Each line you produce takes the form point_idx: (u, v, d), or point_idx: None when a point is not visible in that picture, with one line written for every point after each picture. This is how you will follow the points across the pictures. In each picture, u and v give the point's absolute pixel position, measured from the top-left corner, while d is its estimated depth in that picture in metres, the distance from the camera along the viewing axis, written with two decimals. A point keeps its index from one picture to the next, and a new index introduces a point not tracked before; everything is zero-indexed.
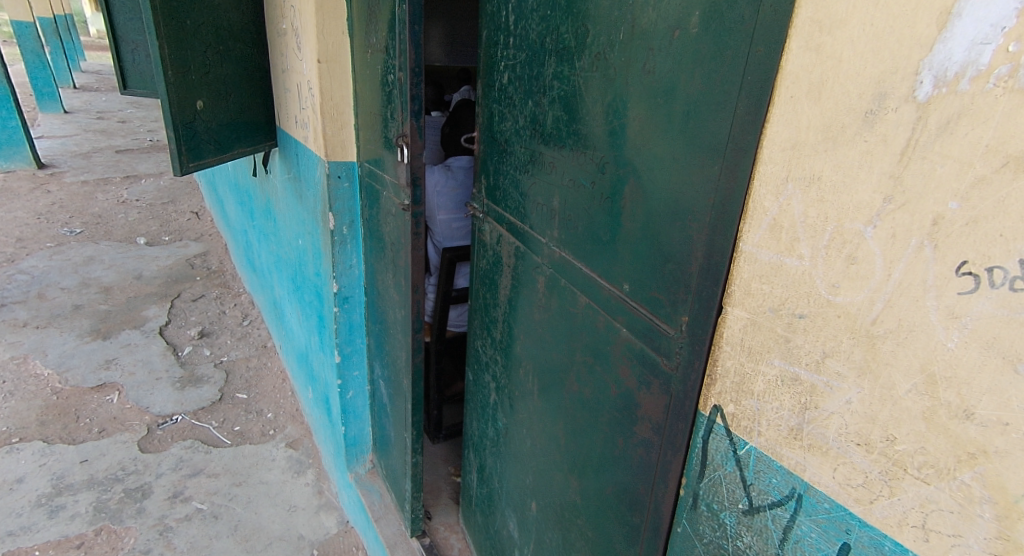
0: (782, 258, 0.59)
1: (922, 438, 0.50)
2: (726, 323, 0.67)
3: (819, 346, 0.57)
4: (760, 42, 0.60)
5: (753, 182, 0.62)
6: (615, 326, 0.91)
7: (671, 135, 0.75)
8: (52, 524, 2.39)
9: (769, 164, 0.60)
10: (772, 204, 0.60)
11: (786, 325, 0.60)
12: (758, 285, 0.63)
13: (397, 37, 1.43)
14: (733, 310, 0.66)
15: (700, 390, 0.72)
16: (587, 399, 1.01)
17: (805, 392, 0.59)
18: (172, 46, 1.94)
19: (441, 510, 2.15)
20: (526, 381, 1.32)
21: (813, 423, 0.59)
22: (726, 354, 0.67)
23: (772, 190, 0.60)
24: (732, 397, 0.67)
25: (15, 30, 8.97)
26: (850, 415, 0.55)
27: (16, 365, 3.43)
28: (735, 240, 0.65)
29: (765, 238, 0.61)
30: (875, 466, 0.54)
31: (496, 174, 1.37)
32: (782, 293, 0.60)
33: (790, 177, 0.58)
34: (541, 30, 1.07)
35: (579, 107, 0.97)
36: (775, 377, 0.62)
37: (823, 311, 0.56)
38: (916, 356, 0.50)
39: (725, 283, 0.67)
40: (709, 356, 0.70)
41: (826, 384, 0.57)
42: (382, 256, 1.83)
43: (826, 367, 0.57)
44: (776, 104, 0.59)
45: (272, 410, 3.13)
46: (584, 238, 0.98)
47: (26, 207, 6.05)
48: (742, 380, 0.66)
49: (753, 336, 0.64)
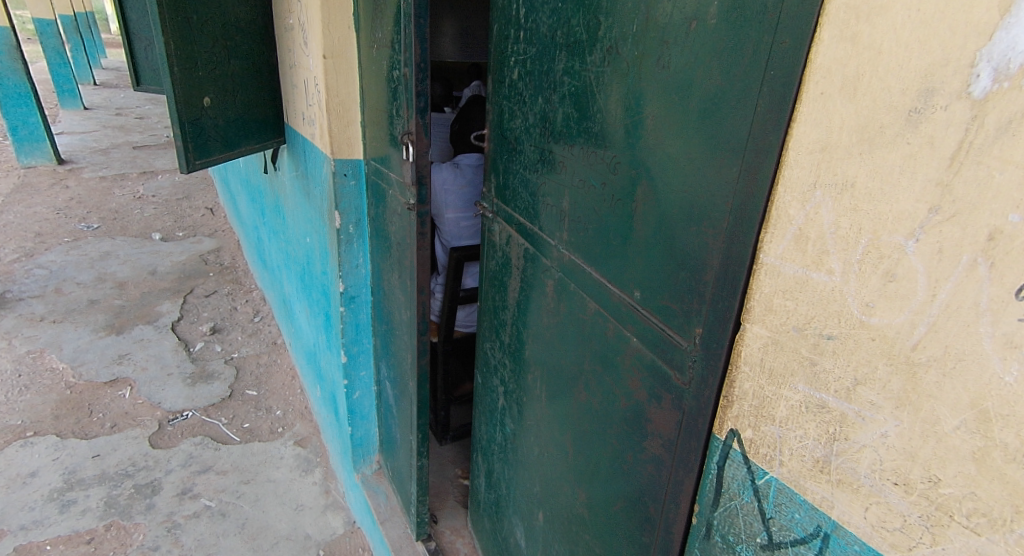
0: (808, 272, 0.55)
1: (971, 482, 0.45)
2: (745, 341, 0.62)
3: (850, 371, 0.52)
4: (784, 33, 0.55)
5: (776, 188, 0.57)
6: (626, 335, 0.86)
7: (686, 134, 0.70)
8: (63, 519, 2.39)
9: (794, 168, 0.55)
10: (798, 212, 0.55)
11: (810, 346, 0.55)
12: (780, 300, 0.58)
13: (402, 32, 1.39)
14: (752, 327, 0.61)
15: (715, 412, 0.68)
16: (595, 410, 0.97)
17: (834, 421, 0.54)
18: (177, 41, 1.92)
19: (448, 513, 2.12)
20: (534, 387, 1.27)
21: (843, 456, 0.54)
22: (745, 376, 0.63)
23: (797, 197, 0.55)
24: (750, 422, 0.63)
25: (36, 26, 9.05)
26: (886, 450, 0.50)
27: (33, 359, 3.46)
28: (756, 250, 0.60)
29: (789, 250, 0.56)
30: (914, 509, 0.49)
31: (505, 173, 1.34)
32: (807, 310, 0.55)
33: (819, 184, 0.53)
34: (552, 23, 1.02)
35: (591, 104, 0.93)
36: (798, 403, 0.57)
37: (855, 333, 0.51)
38: (966, 390, 0.45)
39: (743, 296, 0.62)
40: (724, 375, 0.65)
41: (858, 413, 0.52)
42: (388, 256, 1.80)
43: (857, 396, 0.52)
44: (802, 100, 0.54)
45: (281, 407, 3.11)
46: (594, 242, 0.94)
47: (45, 202, 6.10)
48: (761, 404, 0.61)
49: (774, 356, 0.59)
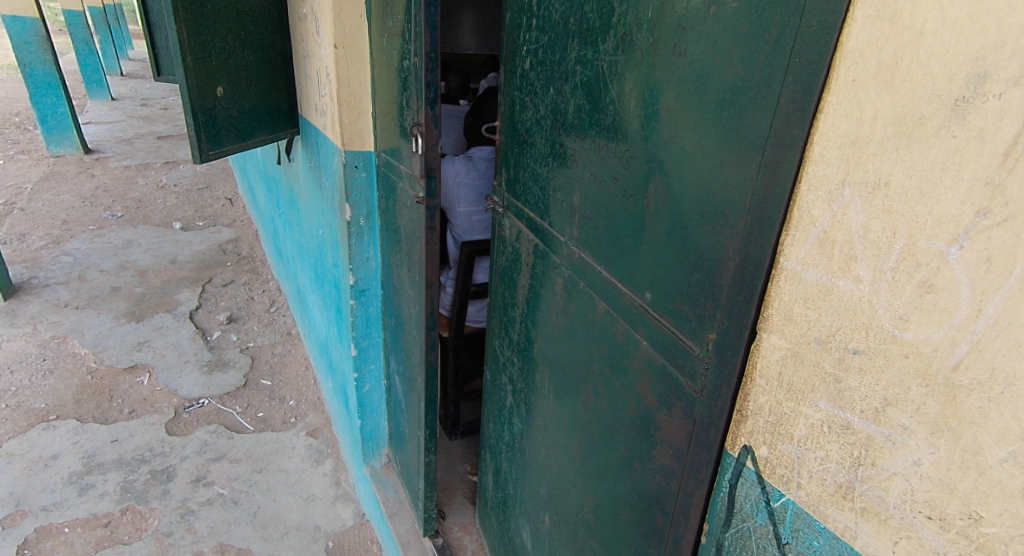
0: (833, 279, 0.50)
1: (1019, 521, 0.41)
2: (760, 351, 0.58)
3: (879, 390, 0.48)
4: (812, 15, 0.51)
5: (799, 186, 0.53)
6: (636, 338, 0.83)
7: (702, 127, 0.66)
8: (81, 502, 2.41)
9: (819, 164, 0.51)
10: (823, 213, 0.51)
11: (834, 360, 0.51)
12: (801, 309, 0.54)
13: (413, 20, 1.36)
14: (770, 337, 0.57)
15: (727, 426, 0.64)
16: (604, 414, 0.93)
17: (859, 444, 0.50)
18: (190, 31, 1.90)
19: (456, 510, 2.10)
20: (542, 387, 1.24)
21: (869, 483, 0.50)
22: (761, 389, 0.59)
23: (823, 197, 0.51)
24: (766, 439, 0.59)
25: (66, 17, 9.18)
26: (919, 480, 0.46)
27: (56, 344, 3.49)
28: (775, 253, 0.56)
29: (812, 254, 0.52)
30: (951, 547, 0.45)
31: (517, 166, 1.31)
32: (832, 320, 0.51)
33: (848, 182, 0.48)
34: (564, 10, 0.98)
35: (603, 95, 0.88)
36: (819, 422, 0.53)
37: (885, 348, 0.47)
38: (1014, 418, 0.40)
39: (760, 304, 0.58)
40: (739, 388, 0.61)
41: (887, 437, 0.48)
42: (398, 249, 1.77)
43: (888, 418, 0.48)
44: (831, 89, 0.50)
45: (294, 398, 3.11)
46: (605, 240, 0.91)
47: (71, 190, 6.18)
48: (779, 420, 0.57)
49: (793, 370, 0.55)
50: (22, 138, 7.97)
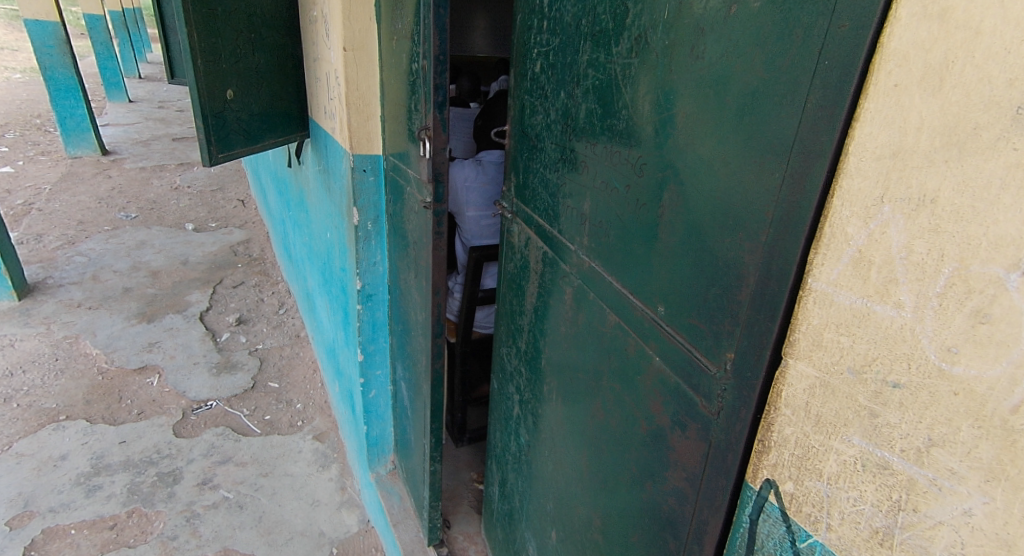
0: (870, 304, 0.47)
1: None
2: (786, 380, 0.54)
3: (922, 428, 0.44)
4: (844, 14, 0.48)
5: (831, 200, 0.49)
6: (648, 353, 0.79)
7: (721, 134, 0.62)
8: (88, 503, 2.40)
9: (855, 177, 0.47)
10: (858, 231, 0.47)
11: (870, 393, 0.48)
12: (832, 335, 0.50)
13: (422, 23, 1.33)
14: (796, 364, 0.53)
15: (749, 456, 0.60)
16: (613, 431, 0.90)
17: (898, 487, 0.46)
18: (201, 33, 1.88)
19: (461, 519, 2.06)
20: (549, 399, 1.21)
21: (910, 531, 0.46)
22: (786, 420, 0.55)
23: (858, 213, 0.47)
24: (791, 474, 0.55)
25: (86, 20, 9.29)
26: (969, 532, 0.43)
27: (68, 344, 3.50)
28: (803, 271, 0.52)
29: (845, 275, 0.48)
30: None
31: (526, 172, 1.29)
32: (867, 349, 0.47)
33: (887, 198, 0.45)
34: (576, 11, 0.96)
35: (616, 99, 0.85)
36: (852, 459, 0.50)
37: (930, 382, 0.43)
38: None
39: (786, 327, 0.54)
40: (763, 417, 0.58)
41: (932, 482, 0.44)
42: (406, 254, 1.74)
43: (932, 460, 0.44)
44: (869, 94, 0.46)
45: (301, 401, 3.09)
46: (616, 249, 0.88)
47: (87, 191, 6.23)
48: (805, 454, 0.54)
49: (822, 401, 0.52)
50: (42, 139, 8.06)
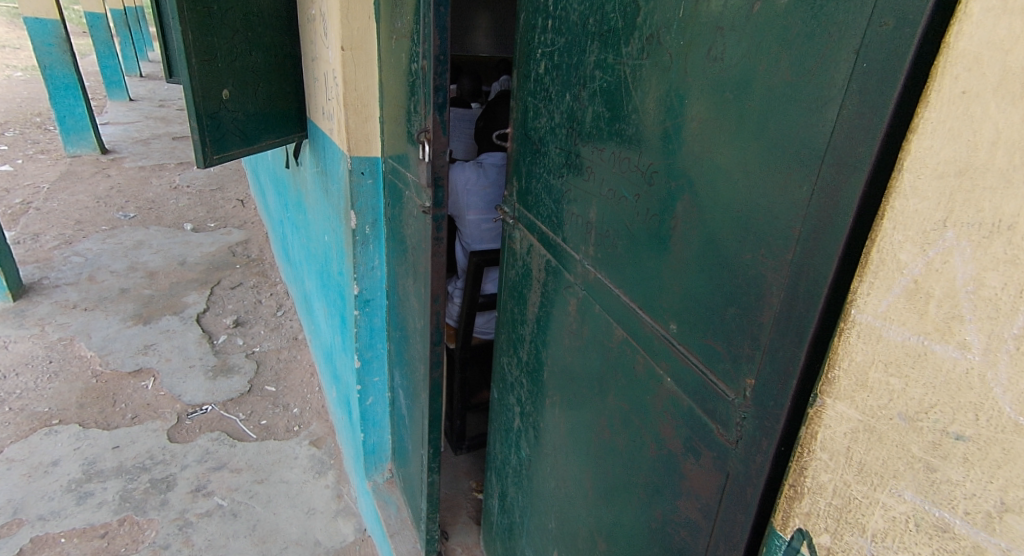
0: (928, 343, 0.42)
1: None
2: (823, 421, 0.50)
3: (992, 490, 0.40)
4: (887, 12, 0.43)
5: (880, 221, 0.44)
6: (659, 373, 0.75)
7: (741, 141, 0.58)
8: (79, 511, 2.35)
9: (912, 196, 0.42)
10: (913, 260, 0.42)
11: (926, 443, 0.43)
12: (881, 375, 0.45)
13: (422, 21, 1.29)
14: (835, 404, 0.49)
15: (777, 500, 0.56)
16: (620, 452, 0.85)
17: (960, 551, 0.42)
18: (196, 32, 1.84)
19: (460, 530, 2.01)
20: (552, 414, 1.16)
21: None
22: (823, 466, 0.50)
23: (915, 239, 0.42)
24: (829, 525, 0.51)
25: (87, 19, 9.26)
26: None
27: (63, 346, 3.46)
28: (845, 299, 0.47)
29: (897, 309, 0.43)
30: None
31: (528, 176, 1.25)
32: (923, 394, 0.43)
33: (951, 222, 0.40)
34: (584, 10, 0.91)
35: (625, 102, 0.81)
36: (903, 515, 0.45)
37: (1004, 437, 0.38)
38: None
39: (825, 362, 0.49)
40: (795, 460, 0.53)
41: (1002, 549, 0.40)
42: (404, 259, 1.69)
43: (1004, 526, 0.40)
44: (929, 102, 0.41)
45: (298, 405, 3.04)
46: (624, 261, 0.83)
47: (86, 190, 6.19)
48: (846, 505, 0.49)
49: (867, 448, 0.47)
50: (41, 137, 8.02)
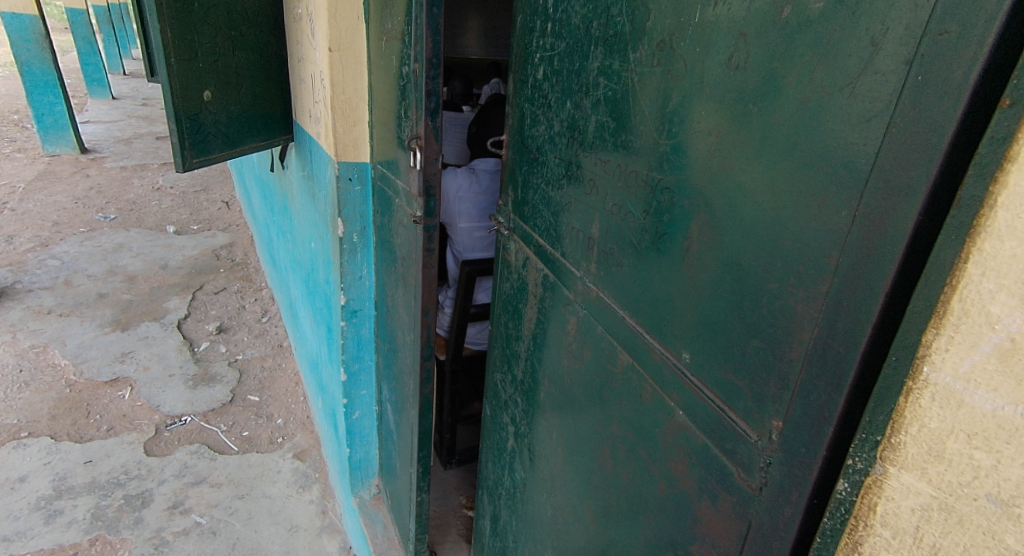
0: None
1: None
2: (885, 492, 0.44)
3: None
4: (950, 18, 0.38)
5: (963, 266, 0.38)
6: (669, 404, 0.69)
7: (765, 158, 0.53)
8: (48, 530, 2.25)
9: (1011, 239, 0.36)
10: (1012, 319, 0.37)
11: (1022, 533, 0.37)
12: (965, 447, 0.40)
13: (413, 23, 1.23)
14: (904, 475, 0.43)
15: None
16: (624, 486, 0.80)
17: None
18: (176, 30, 1.76)
19: (449, 549, 1.95)
20: (549, 437, 1.11)
21: None
22: (884, 542, 0.45)
23: (1013, 292, 0.36)
24: None
25: (69, 16, 9.10)
26: None
27: (36, 354, 3.34)
28: (913, 352, 0.41)
29: (988, 372, 0.38)
30: None
31: (525, 187, 1.20)
32: (1018, 474, 0.37)
33: None
34: (588, 14, 0.87)
35: (632, 112, 0.76)
36: None
37: None
38: None
39: (885, 424, 0.43)
40: (844, 531, 0.47)
41: None
42: (393, 270, 1.63)
43: None
44: None
45: (282, 416, 2.96)
46: (631, 281, 0.78)
47: (64, 191, 6.05)
48: None
49: (942, 528, 0.41)
50: (19, 136, 7.85)
